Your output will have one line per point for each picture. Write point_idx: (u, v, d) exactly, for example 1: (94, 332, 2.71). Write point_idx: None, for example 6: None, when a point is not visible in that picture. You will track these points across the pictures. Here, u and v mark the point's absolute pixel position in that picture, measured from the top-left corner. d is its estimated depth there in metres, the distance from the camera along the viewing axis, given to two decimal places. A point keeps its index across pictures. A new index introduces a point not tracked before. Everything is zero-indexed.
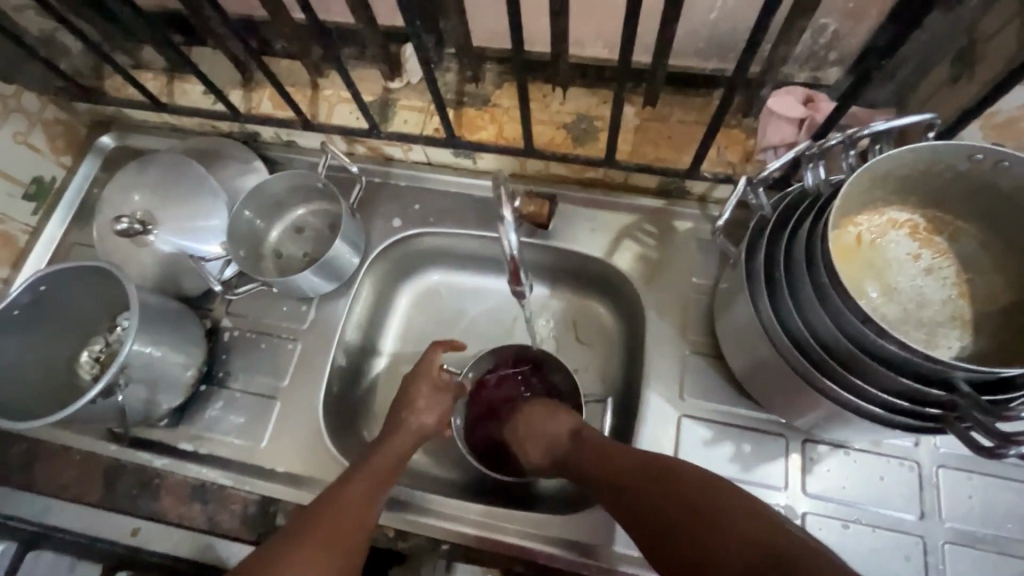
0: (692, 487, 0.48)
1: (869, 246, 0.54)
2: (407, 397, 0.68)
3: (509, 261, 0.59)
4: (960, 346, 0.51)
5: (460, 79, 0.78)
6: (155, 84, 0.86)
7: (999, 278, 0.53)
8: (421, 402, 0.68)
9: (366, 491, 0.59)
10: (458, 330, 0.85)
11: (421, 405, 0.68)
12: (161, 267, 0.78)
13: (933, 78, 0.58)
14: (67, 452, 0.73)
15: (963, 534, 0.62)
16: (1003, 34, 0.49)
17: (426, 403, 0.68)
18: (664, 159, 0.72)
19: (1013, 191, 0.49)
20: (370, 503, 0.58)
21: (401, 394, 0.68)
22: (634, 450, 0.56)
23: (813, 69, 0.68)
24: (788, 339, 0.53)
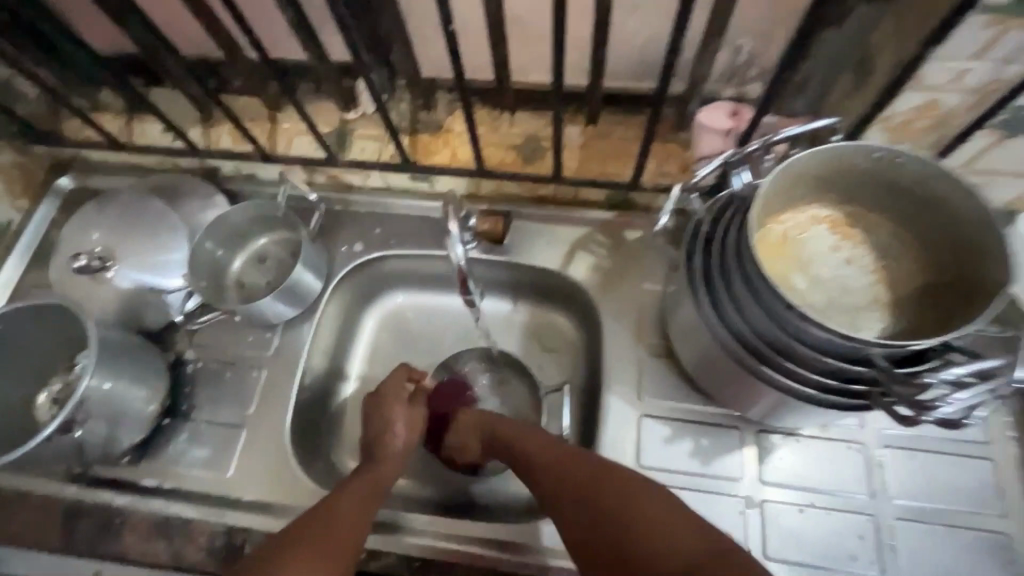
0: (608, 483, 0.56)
1: (794, 242, 0.58)
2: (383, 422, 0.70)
3: (458, 271, 0.61)
4: (881, 327, 0.55)
5: (413, 107, 0.82)
6: (114, 125, 0.87)
7: (913, 263, 0.57)
8: (397, 426, 0.70)
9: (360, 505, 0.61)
10: (425, 353, 0.87)
11: (398, 427, 0.70)
12: (121, 304, 0.78)
13: (839, 87, 0.64)
14: (23, 497, 0.71)
15: (912, 509, 0.65)
16: (888, 47, 0.55)
17: (404, 424, 0.70)
18: (608, 173, 0.77)
19: (912, 184, 0.54)
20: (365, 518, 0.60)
21: (376, 418, 0.70)
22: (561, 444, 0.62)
23: (737, 85, 0.73)
24: (728, 332, 0.57)
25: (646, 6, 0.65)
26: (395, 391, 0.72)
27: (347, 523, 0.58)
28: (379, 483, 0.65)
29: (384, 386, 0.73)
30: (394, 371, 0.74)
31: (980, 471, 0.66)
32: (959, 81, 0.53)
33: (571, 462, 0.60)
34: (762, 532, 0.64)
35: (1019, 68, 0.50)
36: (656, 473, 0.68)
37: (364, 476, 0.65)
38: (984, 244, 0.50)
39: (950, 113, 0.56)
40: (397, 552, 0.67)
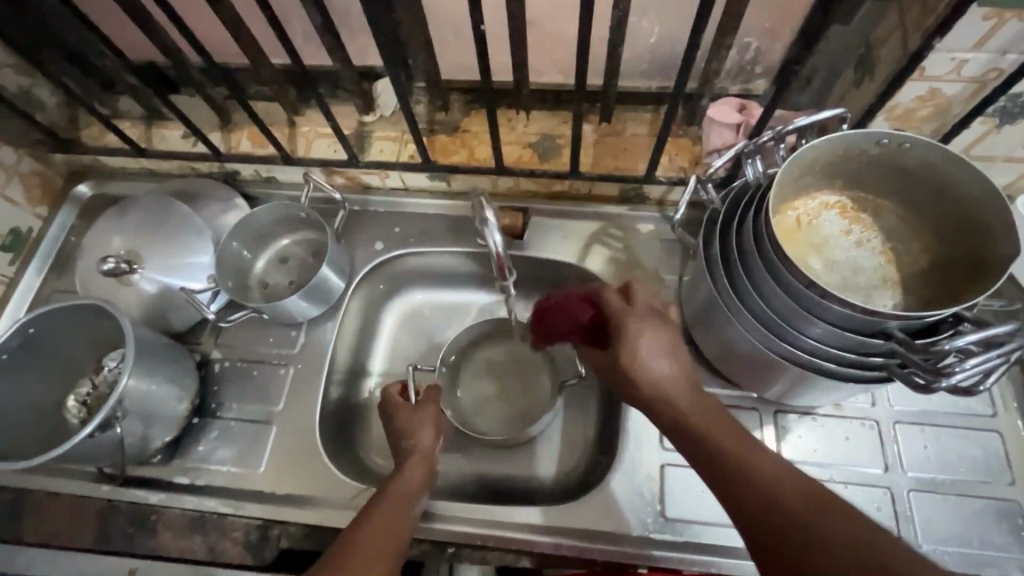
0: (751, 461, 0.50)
1: (807, 227, 0.62)
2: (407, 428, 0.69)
3: (496, 258, 0.64)
4: (892, 304, 0.58)
5: (430, 109, 0.84)
6: (134, 132, 0.89)
7: (919, 244, 0.61)
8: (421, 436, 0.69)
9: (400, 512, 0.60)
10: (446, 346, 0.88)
11: (423, 432, 0.69)
12: (146, 306, 0.79)
13: (842, 82, 0.68)
14: (57, 499, 0.72)
15: (925, 480, 0.68)
16: (890, 42, 0.58)
17: (427, 427, 0.70)
18: (622, 168, 0.80)
19: (918, 170, 0.57)
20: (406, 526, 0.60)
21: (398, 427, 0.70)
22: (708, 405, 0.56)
23: (743, 82, 0.77)
24: (749, 313, 0.60)
25: (659, 7, 0.69)
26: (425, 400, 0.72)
27: (397, 522, 0.59)
28: (417, 479, 0.65)
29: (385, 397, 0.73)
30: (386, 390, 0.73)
31: (988, 442, 0.69)
32: (958, 71, 0.56)
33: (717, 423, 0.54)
34: None
35: (1014, 58, 0.54)
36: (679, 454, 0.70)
37: (399, 481, 0.64)
38: (987, 223, 0.54)
39: (949, 102, 0.60)
40: (435, 522, 0.69)
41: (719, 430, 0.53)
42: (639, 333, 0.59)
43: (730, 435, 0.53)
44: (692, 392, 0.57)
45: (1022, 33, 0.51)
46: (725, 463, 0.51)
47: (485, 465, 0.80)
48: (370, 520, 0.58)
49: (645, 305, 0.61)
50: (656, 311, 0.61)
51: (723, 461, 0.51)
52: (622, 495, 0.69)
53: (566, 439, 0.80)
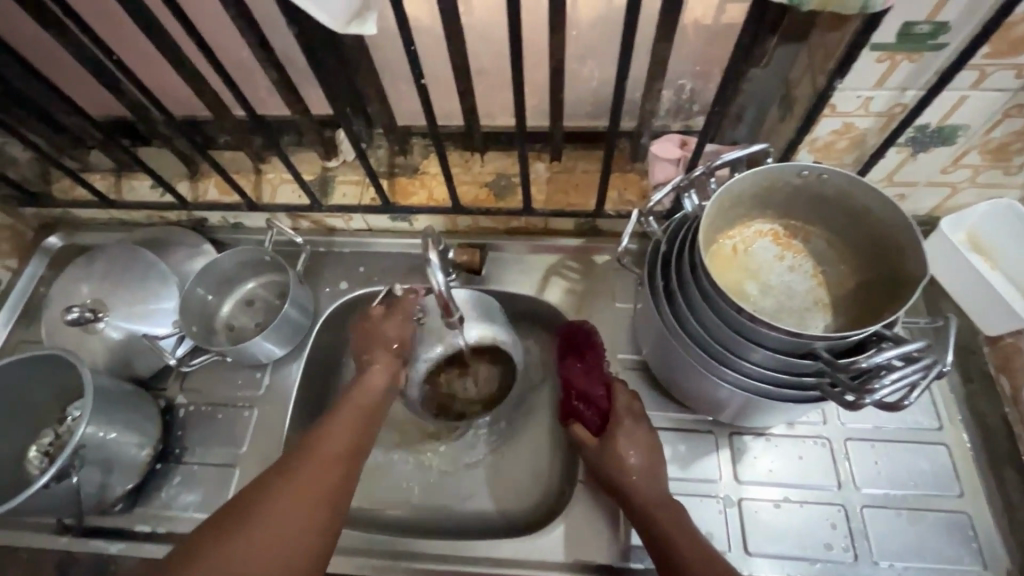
0: (685, 543, 0.58)
1: (743, 254, 0.65)
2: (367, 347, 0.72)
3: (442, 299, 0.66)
4: (826, 326, 0.61)
5: (390, 153, 0.88)
6: (103, 184, 0.91)
7: (848, 267, 0.64)
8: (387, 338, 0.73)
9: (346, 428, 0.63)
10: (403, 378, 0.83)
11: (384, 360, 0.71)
12: (112, 353, 0.80)
13: (770, 118, 0.72)
14: (15, 553, 0.71)
15: (878, 496, 0.69)
16: (804, 82, 0.63)
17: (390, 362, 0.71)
18: (574, 203, 0.83)
19: (838, 197, 0.61)
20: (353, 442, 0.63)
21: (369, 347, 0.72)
22: (656, 492, 0.63)
23: (683, 119, 0.82)
24: (692, 340, 0.62)
25: (596, 55, 0.74)
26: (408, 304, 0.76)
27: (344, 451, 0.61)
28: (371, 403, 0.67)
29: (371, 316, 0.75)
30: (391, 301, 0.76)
31: (936, 455, 0.71)
32: (866, 107, 0.61)
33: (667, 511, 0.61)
34: (743, 530, 0.68)
35: (913, 94, 0.59)
36: None
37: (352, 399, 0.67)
38: (903, 246, 0.57)
39: (864, 134, 0.65)
40: (393, 559, 0.70)
41: (664, 516, 0.60)
42: (624, 435, 0.66)
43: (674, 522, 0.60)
44: (654, 484, 0.63)
45: (915, 73, 0.56)
46: (665, 544, 0.58)
47: (450, 499, 0.80)
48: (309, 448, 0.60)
49: (633, 414, 0.67)
50: (637, 417, 0.67)
51: (664, 543, 0.59)
52: (581, 526, 0.70)
53: (533, 468, 0.81)
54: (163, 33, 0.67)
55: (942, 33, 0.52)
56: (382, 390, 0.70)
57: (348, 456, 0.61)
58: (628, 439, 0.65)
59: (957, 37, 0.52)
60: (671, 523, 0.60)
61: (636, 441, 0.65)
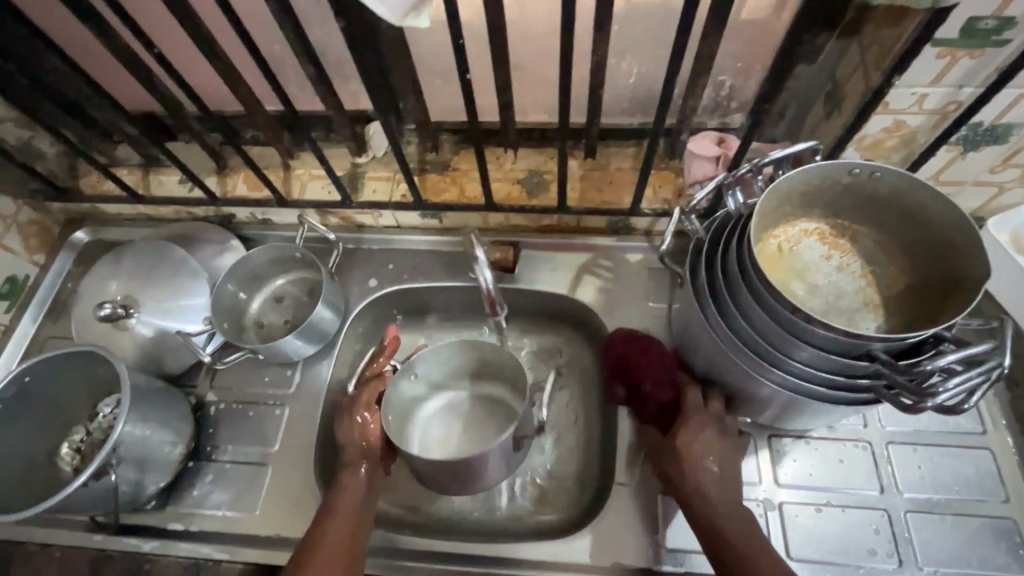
0: (749, 553, 0.57)
1: (789, 253, 0.64)
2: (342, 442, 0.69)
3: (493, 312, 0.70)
4: (875, 326, 0.60)
5: (421, 149, 0.87)
6: (131, 179, 0.91)
7: (896, 268, 0.63)
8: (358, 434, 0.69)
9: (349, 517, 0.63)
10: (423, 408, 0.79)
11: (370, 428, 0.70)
12: (142, 350, 0.79)
13: (813, 114, 0.71)
14: (48, 549, 0.71)
15: (921, 501, 0.68)
16: (854, 78, 0.62)
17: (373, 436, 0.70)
18: (608, 201, 0.82)
19: (889, 196, 0.60)
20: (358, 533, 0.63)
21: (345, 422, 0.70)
22: (724, 498, 0.62)
23: (721, 116, 0.80)
24: (739, 341, 0.61)
25: (636, 50, 0.72)
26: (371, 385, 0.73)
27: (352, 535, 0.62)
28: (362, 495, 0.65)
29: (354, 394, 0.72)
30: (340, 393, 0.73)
31: (980, 460, 0.70)
32: (919, 104, 0.59)
33: (735, 520, 0.60)
34: (784, 534, 0.67)
35: (970, 91, 0.57)
36: None
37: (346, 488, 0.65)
38: (960, 246, 0.56)
39: (914, 132, 0.63)
40: (426, 559, 0.70)
41: (731, 524, 0.60)
42: (696, 438, 0.65)
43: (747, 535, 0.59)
44: (728, 493, 0.62)
45: (973, 70, 0.55)
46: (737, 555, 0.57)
47: (482, 499, 0.79)
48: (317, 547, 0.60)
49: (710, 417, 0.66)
50: (714, 418, 0.66)
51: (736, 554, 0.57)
52: (618, 528, 0.70)
53: (564, 469, 0.80)
54: (201, 26, 0.66)
55: (1006, 28, 0.51)
56: (365, 486, 0.66)
57: (357, 542, 0.62)
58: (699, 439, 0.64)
59: (1022, 33, 0.51)
60: (736, 532, 0.59)
61: (705, 442, 0.64)
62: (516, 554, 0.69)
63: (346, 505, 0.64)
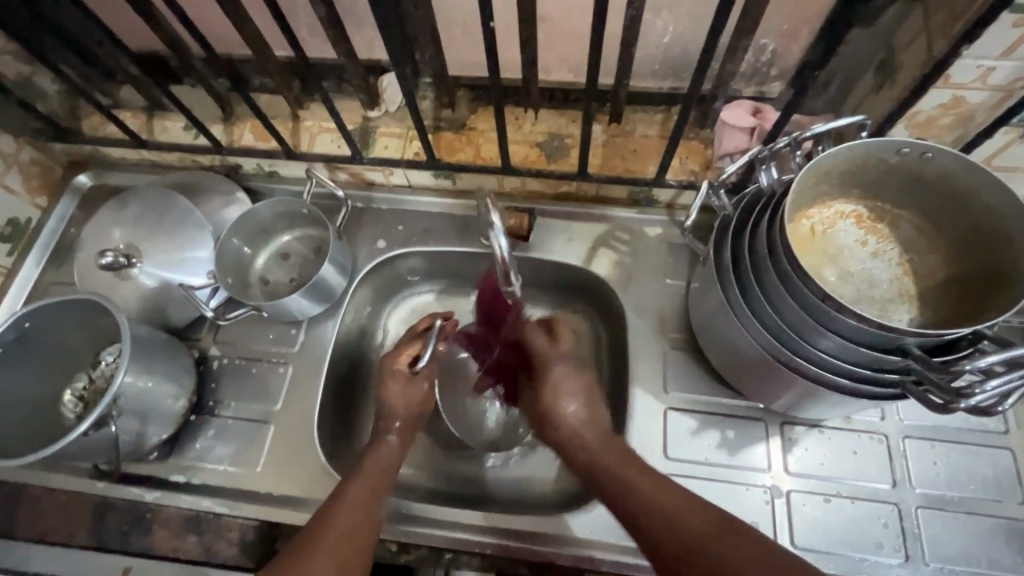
0: (645, 490, 0.54)
1: (822, 236, 0.60)
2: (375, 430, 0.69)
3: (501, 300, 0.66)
4: (908, 319, 0.57)
5: (436, 105, 0.83)
6: (134, 122, 0.87)
7: (936, 257, 0.59)
8: (399, 407, 0.70)
9: (371, 484, 0.62)
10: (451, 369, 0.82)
11: (399, 400, 0.70)
12: (146, 300, 0.77)
13: (861, 85, 0.66)
14: (52, 494, 0.71)
15: (933, 498, 0.66)
16: (914, 46, 0.56)
17: (404, 404, 0.70)
18: (631, 170, 0.78)
19: (939, 179, 0.55)
20: (376, 500, 0.61)
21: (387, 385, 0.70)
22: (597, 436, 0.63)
23: (758, 83, 0.75)
24: (761, 326, 0.58)
25: (675, 6, 0.67)
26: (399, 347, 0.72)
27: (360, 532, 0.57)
28: (387, 464, 0.66)
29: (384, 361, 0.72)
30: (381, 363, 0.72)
31: (999, 459, 0.67)
32: (984, 79, 0.54)
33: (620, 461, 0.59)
34: (789, 521, 0.66)
35: None
36: (684, 464, 0.69)
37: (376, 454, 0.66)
38: (1011, 238, 0.52)
39: (973, 110, 0.58)
40: (427, 525, 0.68)
41: (613, 465, 0.58)
42: (552, 381, 0.67)
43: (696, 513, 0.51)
44: (631, 466, 0.57)
45: None
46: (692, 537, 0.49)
47: (485, 467, 0.79)
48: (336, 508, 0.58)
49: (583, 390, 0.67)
50: (579, 366, 0.69)
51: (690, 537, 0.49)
52: None
53: None
54: None
55: None
56: (394, 457, 0.67)
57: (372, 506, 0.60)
58: (569, 387, 0.67)
59: None
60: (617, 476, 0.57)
61: (575, 388, 0.67)
62: (523, 528, 0.67)
63: (369, 472, 0.63)
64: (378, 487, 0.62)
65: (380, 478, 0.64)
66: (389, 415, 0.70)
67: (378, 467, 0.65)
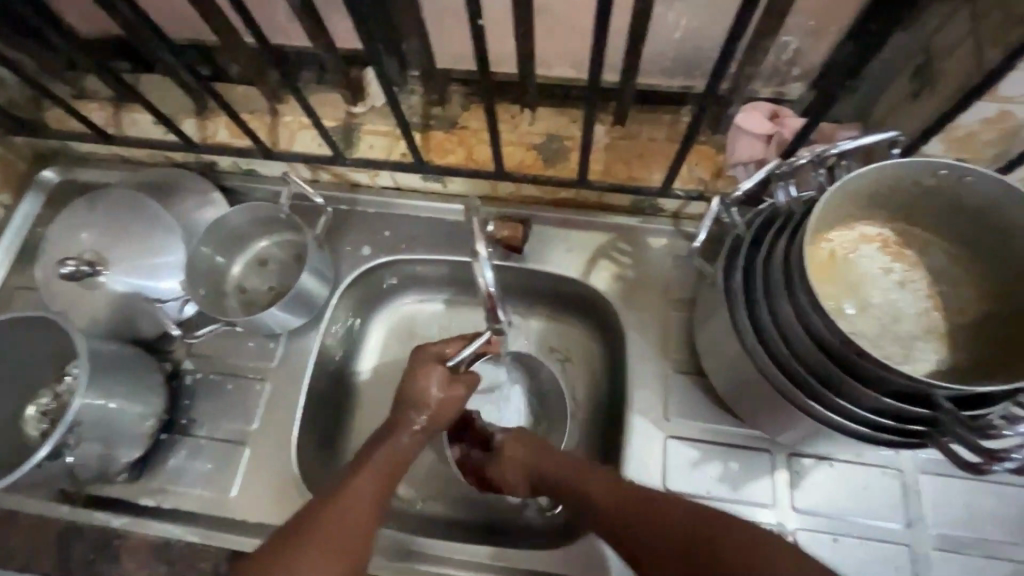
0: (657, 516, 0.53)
1: (843, 263, 0.54)
2: (395, 416, 0.62)
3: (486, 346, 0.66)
4: (936, 359, 0.52)
5: (425, 101, 0.76)
6: (101, 115, 0.81)
7: (970, 289, 0.54)
8: (433, 401, 0.62)
9: (373, 484, 0.58)
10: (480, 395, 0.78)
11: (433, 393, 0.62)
12: (115, 310, 0.72)
13: (894, 91, 0.59)
14: (17, 517, 0.68)
15: (949, 539, 0.62)
16: (960, 52, 0.50)
17: (436, 399, 0.62)
18: (635, 177, 0.72)
19: (979, 205, 0.49)
20: (376, 501, 0.57)
21: (409, 379, 0.62)
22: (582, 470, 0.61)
23: (777, 84, 0.68)
24: (770, 361, 0.53)
25: None
26: (442, 343, 0.65)
27: (355, 534, 0.54)
28: (399, 460, 0.60)
29: (418, 352, 0.64)
30: (415, 356, 0.64)
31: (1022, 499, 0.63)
32: None
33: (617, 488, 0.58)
34: None
35: None
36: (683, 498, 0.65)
37: (387, 447, 0.60)
38: None
39: (1020, 126, 0.52)
40: (422, 561, 0.64)
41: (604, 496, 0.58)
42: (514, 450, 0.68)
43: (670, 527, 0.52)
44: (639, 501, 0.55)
45: None
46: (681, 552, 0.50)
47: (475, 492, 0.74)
48: (333, 507, 0.55)
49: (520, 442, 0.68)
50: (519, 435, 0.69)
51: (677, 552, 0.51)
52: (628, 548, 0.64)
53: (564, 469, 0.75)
54: None
55: None
56: (406, 450, 0.61)
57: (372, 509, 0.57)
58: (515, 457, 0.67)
59: None
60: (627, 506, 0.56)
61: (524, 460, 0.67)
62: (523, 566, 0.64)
63: (375, 471, 0.59)
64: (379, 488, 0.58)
65: (383, 477, 0.59)
66: (419, 405, 0.61)
67: (386, 460, 0.60)
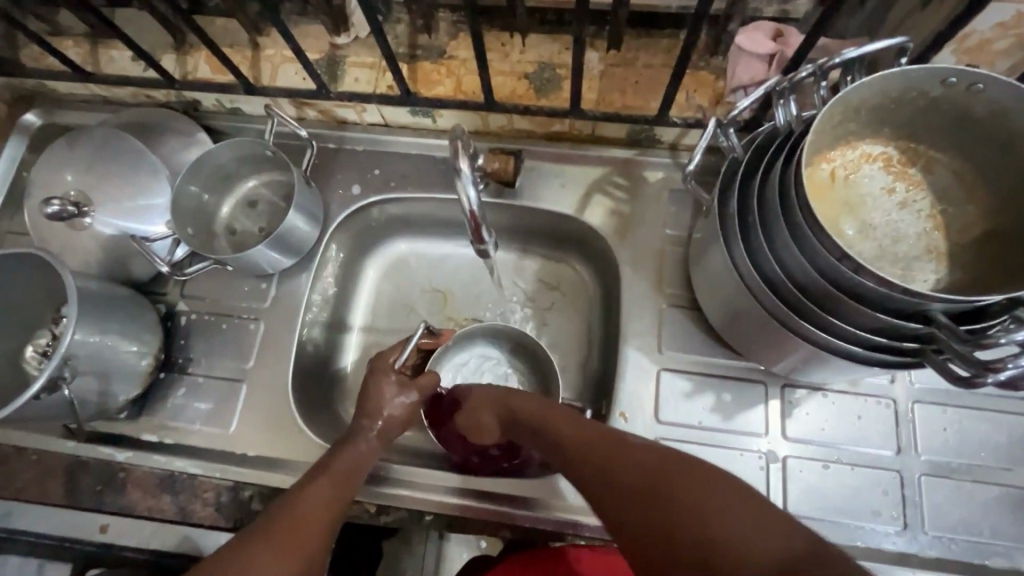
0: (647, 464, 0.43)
1: (844, 183, 0.52)
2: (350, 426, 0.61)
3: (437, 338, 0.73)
4: (934, 279, 0.50)
5: (412, 31, 0.73)
6: (78, 53, 0.78)
7: (974, 208, 0.52)
8: (387, 411, 0.62)
9: (331, 493, 0.54)
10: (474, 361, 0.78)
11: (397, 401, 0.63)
12: (106, 252, 0.72)
13: (904, 1, 0.56)
14: (24, 453, 0.69)
15: (939, 465, 0.62)
16: None
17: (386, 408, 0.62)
18: (631, 106, 0.69)
19: (988, 115, 0.47)
20: (334, 512, 0.54)
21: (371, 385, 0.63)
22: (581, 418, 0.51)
23: (781, 1, 0.65)
24: (765, 285, 0.52)
25: None
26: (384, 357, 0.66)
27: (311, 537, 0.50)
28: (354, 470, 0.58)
29: (373, 361, 0.65)
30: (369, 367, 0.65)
31: (1015, 426, 0.63)
32: None
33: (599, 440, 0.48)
34: (783, 487, 0.62)
35: None
36: (674, 428, 0.65)
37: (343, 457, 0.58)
38: None
39: None
40: (409, 488, 0.66)
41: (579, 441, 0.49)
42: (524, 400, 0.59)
43: (693, 477, 0.40)
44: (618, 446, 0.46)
45: None
46: (660, 527, 0.39)
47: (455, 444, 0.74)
48: (287, 510, 0.51)
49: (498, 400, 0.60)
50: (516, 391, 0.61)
51: (656, 524, 0.39)
52: None
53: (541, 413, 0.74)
54: None
55: None
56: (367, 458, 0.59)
57: (327, 522, 0.53)
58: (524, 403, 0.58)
59: None
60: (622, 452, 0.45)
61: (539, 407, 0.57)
62: (516, 493, 0.65)
63: (334, 476, 0.56)
64: (339, 498, 0.55)
65: (342, 486, 0.56)
66: (373, 413, 0.62)
67: (345, 467, 0.57)
